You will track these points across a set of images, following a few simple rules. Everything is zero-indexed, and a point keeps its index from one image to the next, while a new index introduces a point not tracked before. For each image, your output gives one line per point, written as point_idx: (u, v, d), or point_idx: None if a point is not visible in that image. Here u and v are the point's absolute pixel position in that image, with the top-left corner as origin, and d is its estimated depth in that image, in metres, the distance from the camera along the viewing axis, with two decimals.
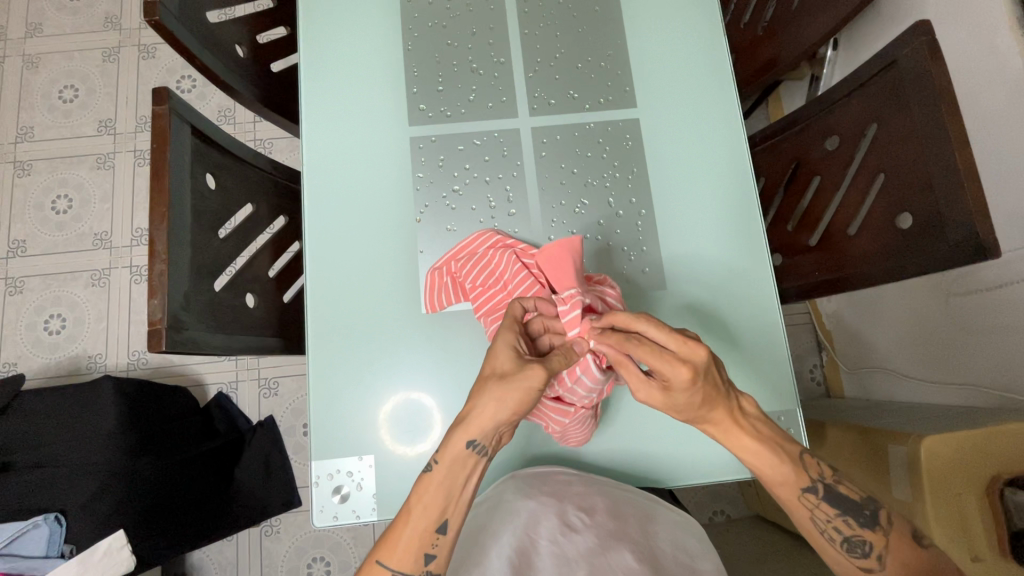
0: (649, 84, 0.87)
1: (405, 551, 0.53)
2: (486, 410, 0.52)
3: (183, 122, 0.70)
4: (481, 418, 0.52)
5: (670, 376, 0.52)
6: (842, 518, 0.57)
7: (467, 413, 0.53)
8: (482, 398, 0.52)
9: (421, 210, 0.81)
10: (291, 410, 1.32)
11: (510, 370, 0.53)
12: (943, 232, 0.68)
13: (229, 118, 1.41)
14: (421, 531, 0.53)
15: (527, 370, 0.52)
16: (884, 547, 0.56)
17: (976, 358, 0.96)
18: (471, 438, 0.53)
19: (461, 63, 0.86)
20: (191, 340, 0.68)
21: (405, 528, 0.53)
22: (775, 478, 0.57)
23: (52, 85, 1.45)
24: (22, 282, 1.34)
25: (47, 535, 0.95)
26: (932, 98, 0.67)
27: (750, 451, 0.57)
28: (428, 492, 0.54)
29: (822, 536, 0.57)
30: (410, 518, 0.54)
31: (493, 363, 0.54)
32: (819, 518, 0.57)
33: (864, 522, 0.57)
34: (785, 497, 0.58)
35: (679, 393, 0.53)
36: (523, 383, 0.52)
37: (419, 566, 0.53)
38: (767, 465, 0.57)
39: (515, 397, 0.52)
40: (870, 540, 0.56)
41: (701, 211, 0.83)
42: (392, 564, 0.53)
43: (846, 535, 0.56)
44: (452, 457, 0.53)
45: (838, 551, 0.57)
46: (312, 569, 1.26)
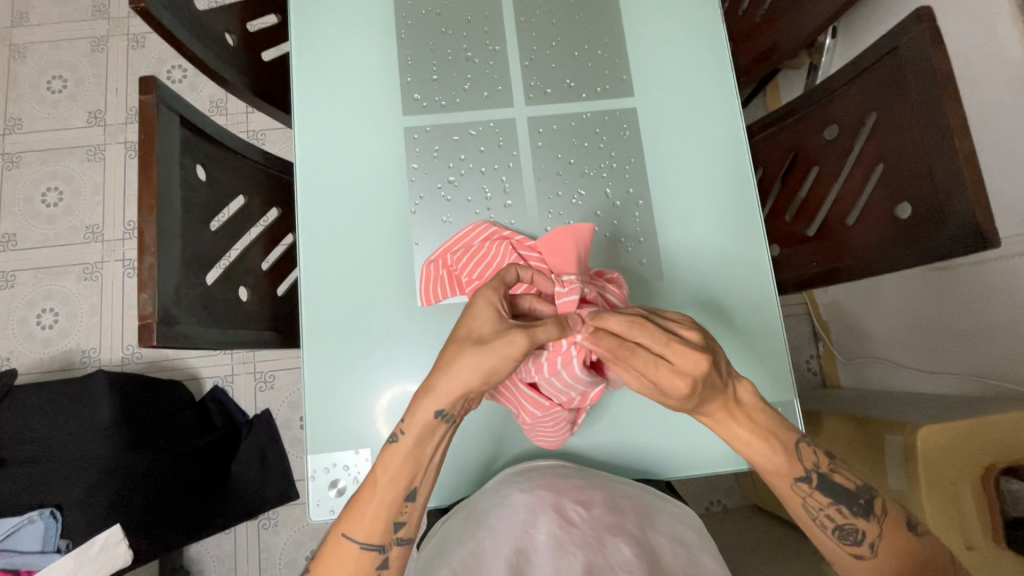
0: (647, 72, 0.86)
1: (373, 521, 0.52)
2: (457, 377, 0.50)
3: (172, 112, 0.69)
4: (450, 386, 0.50)
5: (667, 387, 0.51)
6: (836, 507, 0.56)
7: (435, 380, 0.50)
8: (453, 365, 0.50)
9: (416, 201, 0.80)
10: (288, 403, 1.31)
11: (485, 337, 0.50)
12: (942, 221, 0.67)
13: (221, 109, 1.40)
14: (388, 500, 0.52)
15: (505, 337, 0.49)
16: (878, 535, 0.55)
17: (973, 348, 0.96)
18: (440, 405, 0.51)
19: (455, 52, 0.85)
20: (184, 335, 0.67)
21: (372, 500, 0.52)
22: (768, 468, 0.57)
23: (40, 75, 1.42)
24: (13, 276, 1.33)
25: (42, 530, 0.95)
26: (933, 86, 0.66)
27: (744, 442, 0.56)
28: (394, 461, 0.52)
29: (814, 523, 0.57)
30: (378, 487, 0.52)
31: (466, 329, 0.51)
32: (811, 505, 0.57)
33: (859, 512, 0.56)
34: (777, 486, 0.57)
35: (674, 399, 0.52)
36: (497, 349, 0.49)
37: (387, 533, 0.52)
38: (759, 456, 0.56)
39: (487, 363, 0.49)
40: (863, 529, 0.56)
41: (700, 201, 0.83)
42: (359, 536, 0.52)
43: (839, 523, 0.56)
44: (419, 426, 0.51)
45: (830, 538, 0.57)
46: (310, 562, 1.26)
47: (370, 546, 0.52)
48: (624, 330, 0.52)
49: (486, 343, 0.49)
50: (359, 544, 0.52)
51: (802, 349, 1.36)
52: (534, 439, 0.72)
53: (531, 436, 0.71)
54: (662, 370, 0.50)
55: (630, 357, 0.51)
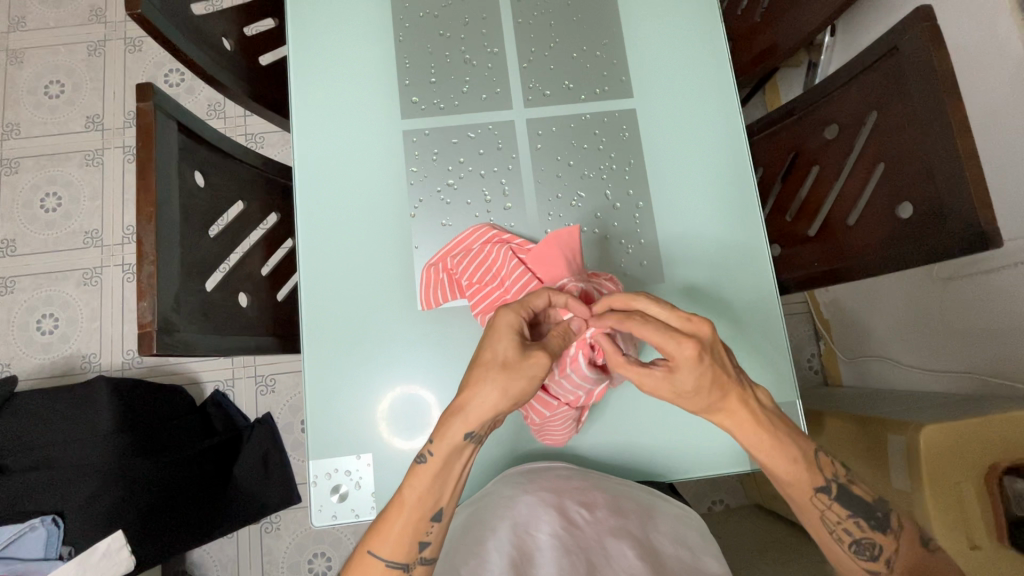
0: (646, 73, 0.86)
1: (398, 541, 0.51)
2: (486, 398, 0.49)
3: (169, 119, 0.69)
4: (481, 408, 0.50)
5: (676, 354, 0.50)
6: (853, 520, 0.56)
7: (464, 400, 0.50)
8: (479, 385, 0.49)
9: (415, 205, 0.80)
10: (289, 407, 1.31)
11: (510, 357, 0.49)
12: (943, 222, 0.67)
13: (219, 112, 1.39)
14: (414, 521, 0.51)
15: (528, 356, 0.49)
16: (894, 551, 0.56)
17: (975, 346, 0.96)
18: (470, 428, 0.50)
19: (453, 54, 0.85)
20: (183, 342, 0.66)
21: (396, 520, 0.51)
22: (789, 478, 0.56)
23: (37, 80, 1.42)
24: (12, 282, 1.33)
25: (44, 538, 0.95)
26: (933, 86, 0.66)
27: (764, 446, 0.55)
28: (421, 480, 0.51)
29: (830, 536, 0.57)
30: (403, 508, 0.51)
31: (491, 348, 0.50)
32: (830, 519, 0.57)
33: (875, 525, 0.57)
34: (796, 497, 0.57)
35: (685, 379, 0.51)
36: (523, 372, 0.49)
37: (413, 553, 0.52)
38: (782, 465, 0.55)
39: (514, 383, 0.49)
40: (879, 543, 0.56)
41: (700, 202, 0.82)
42: (385, 554, 0.51)
43: (856, 537, 0.56)
44: (450, 446, 0.50)
45: (846, 553, 0.57)
46: (313, 565, 1.26)
47: (396, 565, 0.52)
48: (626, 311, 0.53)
49: (518, 362, 0.49)
50: (385, 562, 0.52)
51: (803, 348, 1.35)
52: (540, 437, 0.72)
53: (539, 436, 0.72)
54: (665, 340, 0.50)
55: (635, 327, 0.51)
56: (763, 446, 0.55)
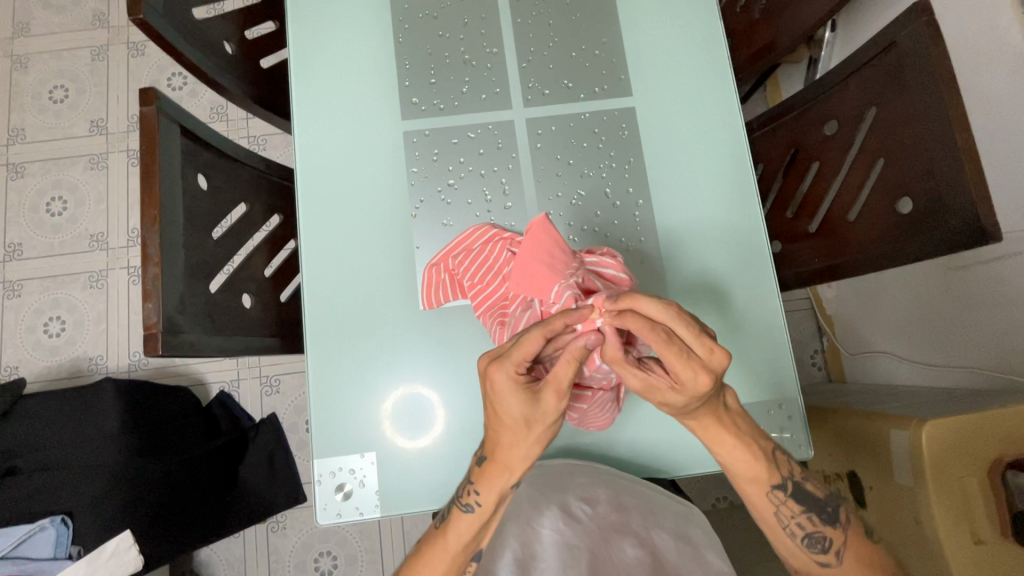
0: (644, 71, 0.86)
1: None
2: (519, 451, 0.53)
3: (172, 122, 0.69)
4: (520, 459, 0.53)
5: (686, 379, 0.50)
6: (806, 515, 0.60)
7: (500, 455, 0.53)
8: (512, 440, 0.52)
9: (416, 205, 0.81)
10: (294, 407, 1.32)
11: (535, 412, 0.51)
12: (944, 217, 0.67)
13: (222, 115, 1.40)
14: (456, 558, 0.57)
15: (551, 407, 0.51)
16: (843, 544, 0.59)
17: (979, 341, 0.95)
18: (509, 477, 0.54)
19: (453, 55, 0.85)
20: (188, 343, 0.67)
21: (439, 559, 0.57)
22: (748, 475, 0.59)
23: (42, 85, 1.43)
24: (20, 286, 1.34)
25: (54, 537, 0.96)
26: (933, 80, 0.66)
27: (727, 447, 0.58)
28: (463, 525, 0.56)
29: (782, 529, 0.61)
30: (446, 552, 0.57)
31: (512, 406, 0.51)
32: (783, 514, 0.60)
33: (826, 520, 0.60)
34: (755, 494, 0.60)
35: (676, 396, 0.52)
36: (547, 418, 0.51)
37: None
38: (744, 463, 0.59)
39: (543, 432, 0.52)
40: (830, 537, 0.60)
41: (700, 199, 0.83)
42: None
43: (807, 531, 0.60)
44: (491, 495, 0.55)
45: (797, 544, 0.61)
46: (319, 563, 1.27)
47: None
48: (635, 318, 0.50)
49: (544, 415, 0.51)
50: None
51: (807, 345, 1.35)
52: (587, 427, 0.69)
53: (580, 425, 0.70)
54: (677, 364, 0.50)
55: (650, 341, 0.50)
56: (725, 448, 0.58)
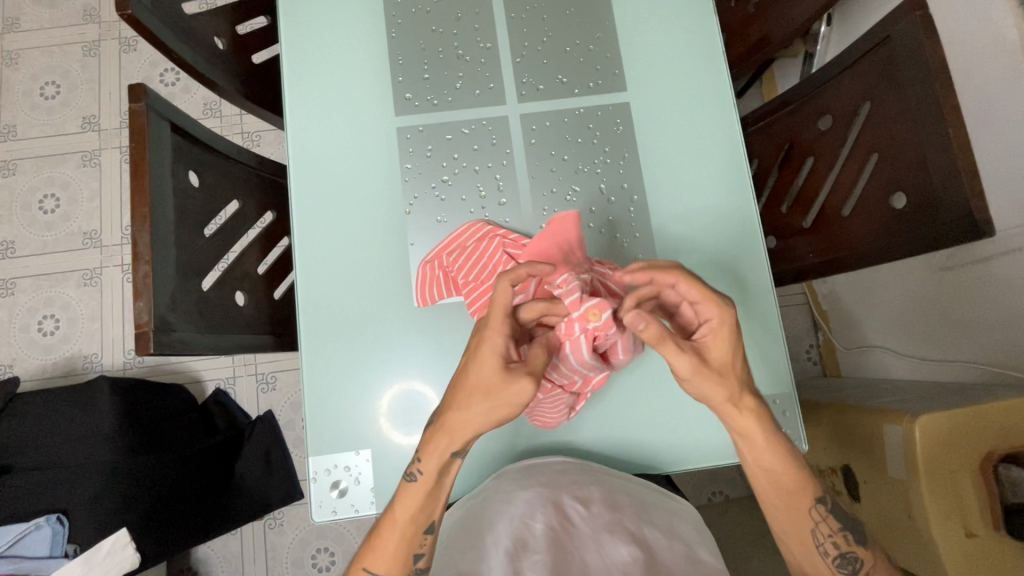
0: (639, 67, 0.85)
1: (393, 556, 0.56)
2: (470, 420, 0.52)
3: (162, 119, 0.69)
4: (465, 429, 0.53)
5: (718, 313, 0.54)
6: (841, 534, 0.61)
7: (450, 423, 0.53)
8: (463, 408, 0.52)
9: (410, 201, 0.80)
10: (290, 404, 1.32)
11: (493, 386, 0.51)
12: (937, 212, 0.67)
13: (215, 112, 1.39)
14: (408, 533, 0.56)
15: (513, 386, 0.51)
16: (871, 565, 0.61)
17: (973, 335, 0.96)
18: (454, 446, 0.54)
19: (446, 50, 0.84)
20: (181, 342, 0.67)
21: (391, 535, 0.56)
22: (793, 486, 0.59)
23: (33, 81, 1.42)
24: (13, 284, 1.33)
25: (50, 536, 0.95)
26: (926, 75, 0.66)
27: (777, 451, 0.58)
28: (408, 496, 0.56)
29: (816, 548, 0.61)
30: (397, 524, 0.56)
31: (474, 371, 0.52)
32: (821, 533, 0.61)
33: (858, 539, 0.61)
34: (800, 509, 0.60)
35: (721, 350, 0.54)
36: (505, 397, 0.51)
37: (409, 566, 0.57)
38: (789, 471, 0.59)
39: (496, 408, 0.51)
40: (860, 557, 0.61)
41: (694, 195, 0.83)
42: (379, 570, 0.56)
43: (842, 551, 0.60)
44: (436, 464, 0.54)
45: (829, 567, 0.60)
46: (317, 560, 1.27)
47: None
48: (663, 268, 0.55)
49: (500, 387, 0.51)
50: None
51: (802, 340, 1.35)
52: (531, 417, 0.72)
53: (529, 415, 0.72)
54: (713, 304, 0.54)
55: (675, 278, 0.55)
56: (773, 444, 0.58)
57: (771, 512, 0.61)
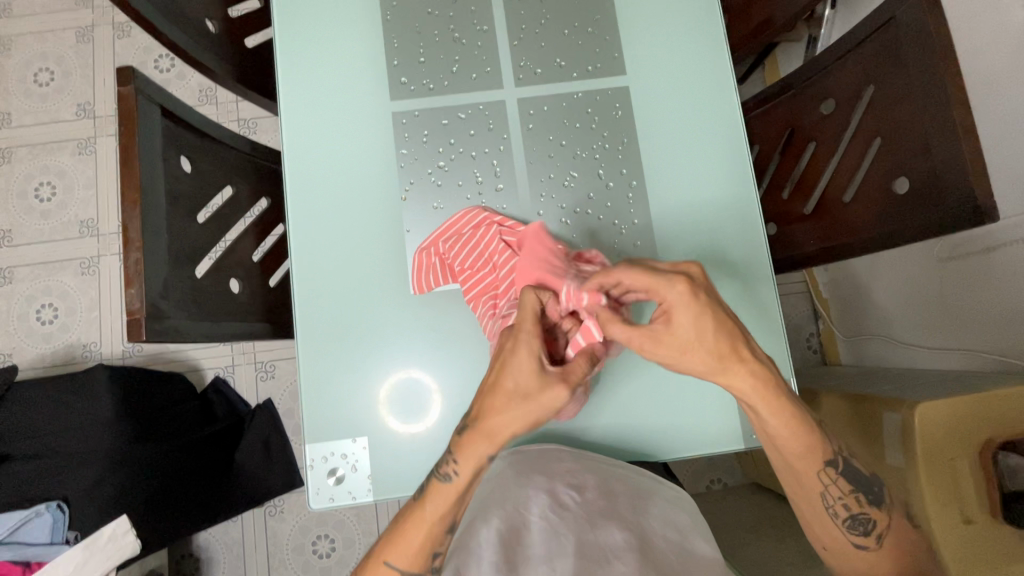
0: (639, 49, 0.84)
1: (416, 552, 0.56)
2: (505, 425, 0.52)
3: (152, 103, 0.68)
4: (503, 432, 0.53)
5: (669, 295, 0.52)
6: (853, 496, 0.64)
7: (489, 427, 0.53)
8: (502, 412, 0.52)
9: (406, 187, 0.79)
10: (289, 392, 1.32)
11: (533, 389, 0.51)
12: (940, 196, 0.66)
13: (211, 98, 1.38)
14: (432, 530, 0.56)
15: (548, 392, 0.51)
16: (883, 528, 0.65)
17: (975, 323, 0.95)
18: (490, 449, 0.53)
19: (442, 33, 0.83)
20: (174, 329, 0.67)
21: (415, 531, 0.56)
22: (806, 455, 0.61)
23: (27, 68, 1.40)
24: (11, 272, 1.33)
25: (50, 523, 0.96)
26: (932, 56, 0.64)
27: (784, 424, 0.58)
28: (440, 492, 0.56)
29: (829, 513, 0.64)
30: (425, 520, 0.56)
31: (514, 374, 0.52)
32: (830, 495, 0.64)
33: (871, 501, 0.65)
34: (811, 473, 0.62)
35: (686, 330, 0.52)
36: (543, 405, 0.51)
37: (426, 564, 0.57)
38: (795, 441, 0.60)
39: (533, 415, 0.51)
40: (873, 520, 0.64)
41: (693, 180, 0.81)
42: (401, 565, 0.56)
43: (852, 513, 0.64)
44: (470, 465, 0.54)
45: (841, 529, 0.65)
46: (317, 546, 1.28)
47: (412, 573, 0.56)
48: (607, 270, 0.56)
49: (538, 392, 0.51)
50: (401, 572, 0.56)
51: (803, 329, 1.35)
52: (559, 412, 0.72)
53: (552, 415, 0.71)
54: (658, 287, 0.53)
55: (619, 273, 0.55)
56: (776, 411, 0.57)
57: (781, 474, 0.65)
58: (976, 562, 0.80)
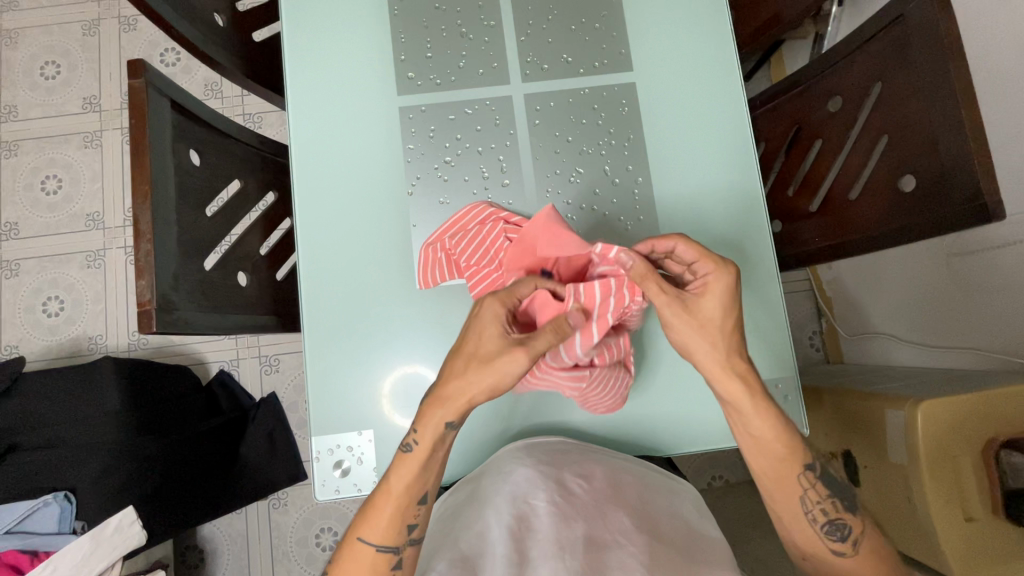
0: (646, 45, 0.84)
1: (389, 525, 0.58)
2: (465, 390, 0.56)
3: (161, 95, 0.68)
4: (462, 396, 0.56)
5: (713, 273, 0.60)
6: (830, 501, 0.64)
7: (446, 393, 0.56)
8: (459, 375, 0.56)
9: (413, 182, 0.80)
10: (293, 386, 1.33)
11: (488, 354, 0.55)
12: (946, 194, 0.66)
13: (216, 92, 1.38)
14: (401, 506, 0.58)
15: (507, 355, 0.54)
16: (860, 533, 0.63)
17: (979, 322, 0.95)
18: (452, 414, 0.57)
19: (449, 28, 0.83)
20: (183, 321, 0.67)
21: (385, 506, 0.58)
22: (777, 458, 0.63)
23: (33, 61, 1.41)
24: (18, 265, 1.34)
25: (57, 513, 0.97)
26: (941, 54, 0.64)
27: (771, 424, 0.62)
28: (405, 462, 0.58)
29: (806, 517, 0.64)
30: (391, 494, 0.58)
31: (472, 342, 0.56)
32: (809, 499, 0.64)
33: (848, 507, 0.64)
34: (788, 476, 0.63)
35: (710, 308, 0.60)
36: (500, 368, 0.54)
37: (401, 537, 0.58)
38: (770, 446, 0.62)
39: (492, 379, 0.55)
40: (850, 525, 0.63)
41: (701, 177, 0.81)
42: (374, 539, 0.58)
43: (830, 518, 0.63)
44: (433, 431, 0.57)
45: (818, 533, 0.63)
46: (320, 539, 1.29)
47: (385, 548, 0.58)
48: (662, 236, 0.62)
49: (495, 357, 0.55)
50: (374, 546, 0.58)
51: (806, 326, 1.35)
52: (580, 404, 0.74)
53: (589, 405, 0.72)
54: (710, 260, 0.60)
55: (674, 240, 0.61)
56: (764, 410, 0.61)
57: (761, 479, 0.65)
58: (975, 558, 0.80)
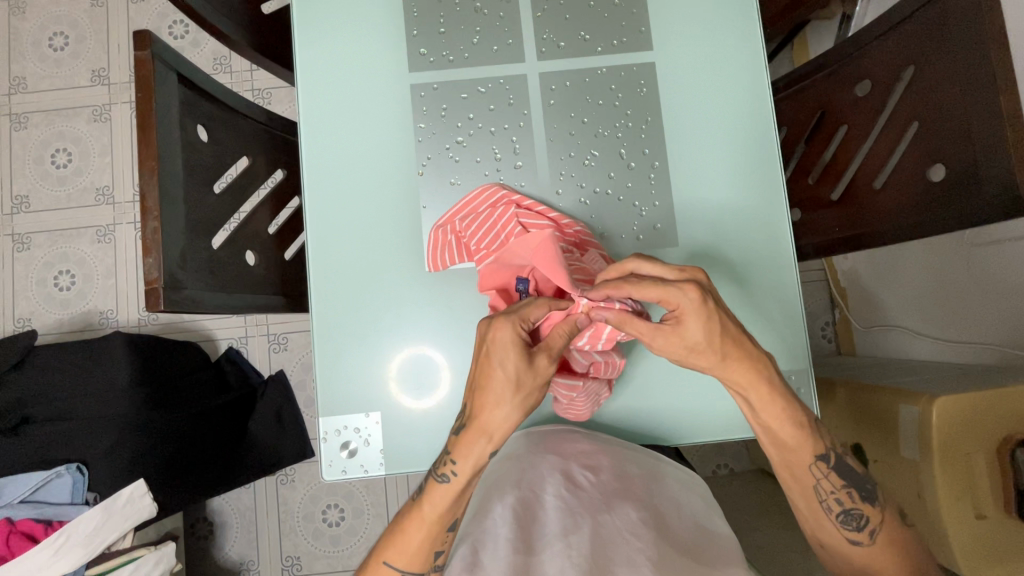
0: (666, 23, 0.80)
1: (415, 554, 0.59)
2: (500, 416, 0.54)
3: (168, 68, 0.66)
4: (500, 426, 0.54)
5: (681, 302, 0.54)
6: (845, 491, 0.63)
7: (484, 422, 0.54)
8: (495, 403, 0.54)
9: (423, 162, 0.78)
10: (301, 364, 1.34)
11: (523, 375, 0.53)
12: (977, 186, 0.64)
13: (226, 67, 1.36)
14: (431, 533, 0.59)
15: (535, 367, 0.53)
16: (878, 524, 0.63)
17: (1001, 317, 0.93)
18: (493, 447, 0.55)
19: (463, 2, 0.80)
20: (191, 300, 0.67)
21: (414, 535, 0.59)
22: (800, 446, 0.61)
23: (41, 32, 1.39)
24: (29, 238, 1.34)
25: (70, 484, 0.99)
26: (980, 38, 0.61)
27: (779, 421, 0.60)
28: (436, 493, 0.58)
29: (821, 506, 0.63)
30: (423, 522, 0.59)
31: (502, 365, 0.53)
32: (824, 489, 0.63)
33: (865, 497, 0.63)
34: (803, 466, 0.62)
35: (696, 330, 0.55)
36: (534, 387, 0.54)
37: (426, 563, 0.60)
38: (791, 439, 0.61)
39: (526, 400, 0.54)
40: (866, 515, 0.63)
41: (719, 162, 0.79)
42: (400, 564, 0.60)
43: (846, 508, 0.63)
44: (471, 465, 0.56)
45: (834, 523, 0.63)
46: (327, 515, 1.31)
47: (411, 572, 0.60)
48: (624, 261, 0.59)
49: (527, 377, 0.53)
50: (399, 570, 0.60)
51: (818, 316, 1.32)
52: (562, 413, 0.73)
53: (560, 409, 0.72)
54: (669, 296, 0.54)
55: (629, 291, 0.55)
56: (779, 415, 0.60)
57: (775, 465, 0.64)
58: (984, 553, 0.80)
